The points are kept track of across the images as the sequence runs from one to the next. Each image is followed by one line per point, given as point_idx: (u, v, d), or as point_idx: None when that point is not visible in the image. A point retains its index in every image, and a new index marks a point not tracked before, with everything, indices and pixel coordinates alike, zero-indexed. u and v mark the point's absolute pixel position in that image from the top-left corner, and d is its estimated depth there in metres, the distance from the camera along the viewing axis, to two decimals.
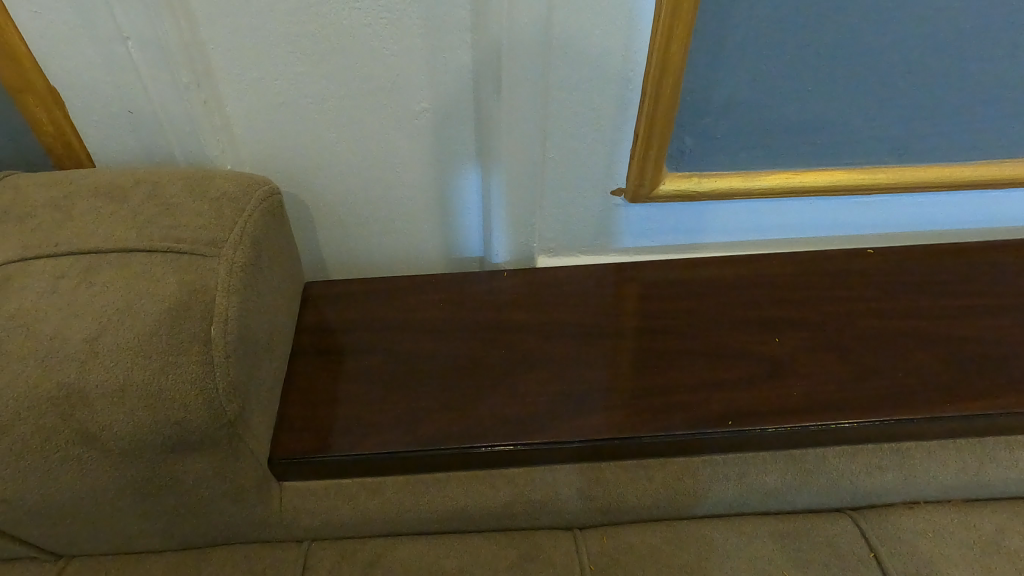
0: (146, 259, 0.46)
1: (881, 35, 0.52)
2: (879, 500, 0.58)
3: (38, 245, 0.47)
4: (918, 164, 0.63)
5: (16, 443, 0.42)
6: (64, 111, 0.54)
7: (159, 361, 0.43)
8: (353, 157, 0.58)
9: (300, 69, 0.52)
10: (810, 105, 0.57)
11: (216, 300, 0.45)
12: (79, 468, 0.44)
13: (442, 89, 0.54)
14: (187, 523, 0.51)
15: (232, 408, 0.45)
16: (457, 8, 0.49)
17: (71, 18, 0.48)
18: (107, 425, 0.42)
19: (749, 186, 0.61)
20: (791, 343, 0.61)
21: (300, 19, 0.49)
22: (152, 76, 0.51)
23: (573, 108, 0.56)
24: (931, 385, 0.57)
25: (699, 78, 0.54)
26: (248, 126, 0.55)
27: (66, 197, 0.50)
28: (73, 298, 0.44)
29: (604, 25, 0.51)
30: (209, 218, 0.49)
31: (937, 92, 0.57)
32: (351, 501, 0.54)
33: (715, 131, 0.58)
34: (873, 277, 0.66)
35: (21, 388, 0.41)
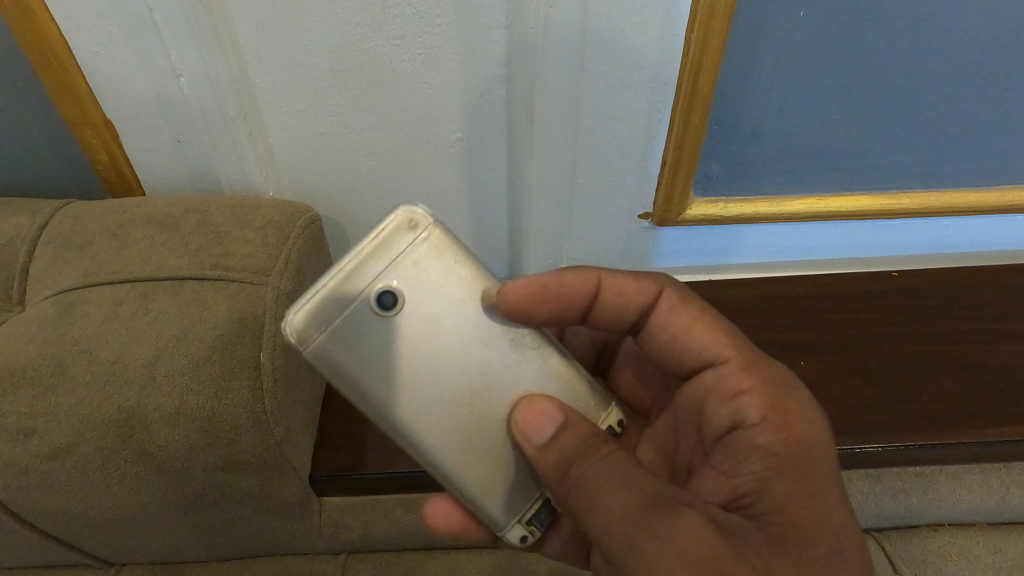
0: (198, 286, 0.49)
1: (907, 68, 0.53)
2: (905, 523, 0.59)
3: (98, 272, 0.50)
4: (943, 189, 0.63)
5: (80, 461, 0.45)
6: (118, 142, 0.57)
7: (213, 386, 0.45)
8: (389, 185, 0.60)
9: (341, 102, 0.54)
10: (835, 134, 0.58)
11: (265, 327, 0.47)
12: (135, 485, 0.47)
13: (476, 119, 0.56)
14: (232, 536, 0.53)
15: (279, 430, 0.47)
16: (493, 43, 0.51)
17: (128, 57, 0.51)
18: (164, 446, 0.45)
19: (774, 212, 0.62)
20: (815, 365, 0.62)
21: (342, 55, 0.51)
22: (202, 108, 0.54)
23: (604, 137, 0.57)
24: (955, 410, 0.58)
25: (727, 108, 0.56)
26: (289, 155, 0.58)
27: (120, 226, 0.52)
28: (130, 325, 0.47)
29: (635, 58, 0.52)
30: (257, 246, 0.51)
31: (963, 120, 0.58)
32: (388, 516, 0.56)
33: (741, 159, 0.60)
34: (900, 300, 0.67)
35: (84, 410, 0.44)
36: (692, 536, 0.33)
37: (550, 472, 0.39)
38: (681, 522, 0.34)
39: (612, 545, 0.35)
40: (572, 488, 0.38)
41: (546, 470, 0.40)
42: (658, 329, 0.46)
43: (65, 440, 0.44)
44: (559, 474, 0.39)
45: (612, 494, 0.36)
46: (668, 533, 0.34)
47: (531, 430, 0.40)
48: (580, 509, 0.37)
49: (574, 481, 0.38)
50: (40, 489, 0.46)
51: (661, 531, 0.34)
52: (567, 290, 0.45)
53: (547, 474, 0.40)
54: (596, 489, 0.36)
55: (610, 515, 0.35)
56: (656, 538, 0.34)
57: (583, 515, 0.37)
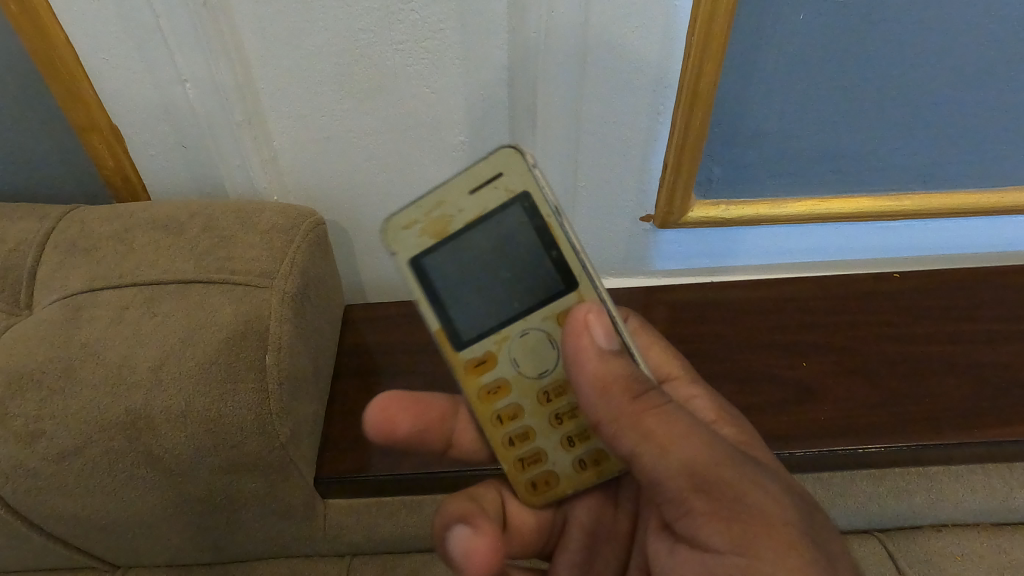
0: (203, 290, 0.49)
1: (907, 70, 0.54)
2: (909, 524, 0.59)
3: (104, 276, 0.50)
4: (944, 190, 0.64)
5: (87, 463, 0.45)
6: (124, 147, 0.57)
7: (219, 388, 0.45)
8: (393, 188, 0.61)
9: (344, 106, 0.54)
10: (835, 135, 0.58)
11: (270, 330, 0.48)
12: (142, 487, 0.47)
13: (478, 123, 0.56)
14: (236, 539, 0.54)
15: (283, 432, 0.48)
16: (495, 48, 0.51)
17: (135, 62, 0.51)
18: (170, 448, 0.45)
19: (775, 214, 0.63)
20: (817, 366, 0.62)
21: (346, 60, 0.51)
22: (208, 113, 0.54)
23: (605, 140, 0.58)
24: (958, 410, 0.58)
25: (727, 111, 0.56)
26: (293, 160, 0.58)
27: (126, 230, 0.53)
28: (137, 328, 0.47)
29: (636, 61, 0.52)
30: (261, 250, 0.52)
31: (963, 121, 0.58)
32: (392, 518, 0.57)
33: (742, 162, 0.60)
34: (902, 301, 0.67)
35: (92, 412, 0.45)
36: (781, 496, 0.36)
37: (595, 385, 0.38)
38: (767, 495, 0.35)
39: (682, 490, 0.36)
40: (646, 408, 0.37)
41: (602, 381, 0.37)
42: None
43: (72, 442, 0.45)
44: (620, 391, 0.37)
45: (699, 441, 0.36)
46: (761, 498, 0.35)
47: (596, 334, 0.38)
48: (643, 439, 0.37)
49: (647, 411, 0.37)
50: (47, 491, 0.47)
51: (755, 492, 0.35)
52: None
53: (595, 382, 0.38)
54: (676, 423, 0.36)
55: (697, 458, 0.35)
56: (756, 489, 0.35)
57: (653, 448, 0.36)
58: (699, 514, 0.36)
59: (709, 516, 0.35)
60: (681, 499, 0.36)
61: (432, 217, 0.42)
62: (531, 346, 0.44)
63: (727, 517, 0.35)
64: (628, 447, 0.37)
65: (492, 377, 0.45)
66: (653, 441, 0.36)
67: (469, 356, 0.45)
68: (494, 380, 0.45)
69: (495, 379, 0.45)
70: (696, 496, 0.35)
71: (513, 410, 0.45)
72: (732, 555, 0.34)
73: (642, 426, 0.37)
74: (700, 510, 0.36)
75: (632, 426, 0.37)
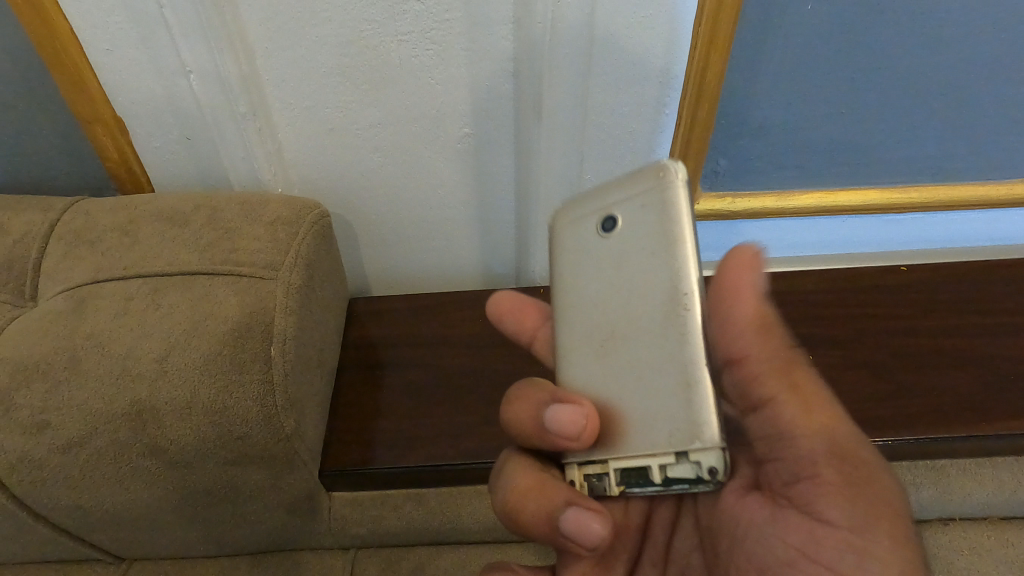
0: (208, 282, 0.49)
1: (916, 61, 0.53)
2: (915, 517, 0.59)
3: (109, 268, 0.50)
4: (952, 182, 0.63)
5: (93, 455, 0.45)
6: (128, 139, 0.57)
7: (224, 380, 0.45)
8: (398, 181, 0.60)
9: (349, 98, 0.54)
10: (843, 127, 0.58)
11: (276, 321, 0.48)
12: (147, 479, 0.47)
13: (483, 114, 0.56)
14: (242, 531, 0.54)
15: (289, 424, 0.47)
16: (501, 39, 0.51)
17: (139, 54, 0.51)
18: (176, 440, 0.45)
19: (782, 206, 0.63)
20: (824, 359, 0.62)
21: (350, 51, 0.51)
22: (211, 105, 0.54)
23: (611, 132, 0.57)
24: (965, 403, 0.58)
25: (734, 103, 0.56)
26: (298, 152, 0.58)
27: (131, 222, 0.53)
28: (142, 320, 0.47)
29: (643, 51, 0.52)
30: (266, 242, 0.51)
31: (972, 113, 0.58)
32: (397, 510, 0.57)
33: (748, 154, 0.60)
34: (908, 294, 0.67)
35: (97, 403, 0.44)
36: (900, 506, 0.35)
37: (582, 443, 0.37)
38: (881, 488, 0.34)
39: (815, 458, 0.34)
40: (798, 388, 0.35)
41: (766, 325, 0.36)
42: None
43: (77, 433, 0.45)
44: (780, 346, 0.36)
45: (834, 426, 0.35)
46: (887, 489, 0.34)
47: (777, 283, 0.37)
48: (792, 391, 0.35)
49: (806, 375, 0.36)
50: (52, 483, 0.46)
51: (876, 478, 0.34)
52: None
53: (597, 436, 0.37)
54: (827, 397, 0.35)
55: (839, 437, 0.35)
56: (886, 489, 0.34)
57: (795, 401, 0.35)
58: (820, 484, 0.34)
59: (830, 486, 0.34)
60: (807, 462, 0.35)
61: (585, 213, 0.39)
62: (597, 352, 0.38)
63: (855, 493, 0.34)
64: (763, 393, 0.35)
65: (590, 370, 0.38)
66: (802, 399, 0.35)
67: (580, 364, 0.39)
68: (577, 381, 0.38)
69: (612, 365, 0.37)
70: (825, 461, 0.34)
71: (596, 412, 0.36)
72: (848, 529, 0.33)
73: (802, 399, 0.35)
74: (826, 482, 0.34)
75: (782, 377, 0.35)
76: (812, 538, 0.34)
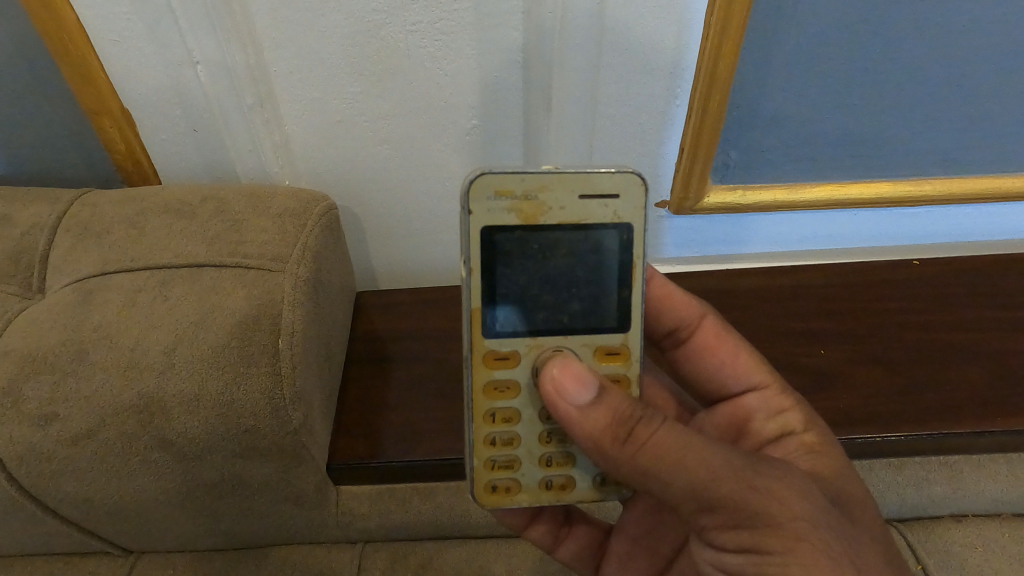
0: (216, 273, 0.49)
1: (931, 51, 0.52)
2: (927, 514, 0.59)
3: (116, 260, 0.50)
4: (966, 175, 0.62)
5: (101, 447, 0.45)
6: (135, 131, 0.57)
7: (232, 372, 0.45)
8: (406, 174, 0.60)
9: (358, 90, 0.54)
10: (857, 119, 0.57)
11: (283, 313, 0.47)
12: (154, 472, 0.47)
13: (491, 106, 0.55)
14: (250, 524, 0.53)
15: (297, 418, 0.47)
16: (509, 29, 0.50)
17: (147, 45, 0.51)
18: (183, 432, 0.45)
19: (794, 199, 0.62)
20: (835, 354, 0.61)
21: (358, 41, 0.51)
22: (218, 96, 0.54)
23: (621, 125, 0.57)
24: (980, 398, 0.57)
25: (746, 94, 0.55)
26: (305, 144, 0.58)
27: (138, 214, 0.52)
28: (149, 312, 0.47)
29: (653, 41, 0.51)
30: (274, 235, 0.51)
31: (988, 104, 0.57)
32: (405, 505, 0.56)
33: (760, 146, 0.59)
34: (921, 289, 0.66)
35: (104, 395, 0.44)
36: (795, 499, 0.37)
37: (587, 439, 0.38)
38: (773, 512, 0.36)
39: (696, 509, 0.37)
40: (636, 449, 0.36)
41: (589, 440, 0.38)
42: (702, 348, 0.50)
43: (85, 426, 0.44)
44: (610, 444, 0.37)
45: (699, 463, 0.36)
46: (774, 504, 0.36)
47: (571, 395, 0.38)
48: (646, 478, 0.37)
49: (640, 452, 0.36)
50: (61, 475, 0.46)
51: (758, 501, 0.36)
52: (666, 300, 0.51)
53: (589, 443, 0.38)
54: (679, 461, 0.36)
55: (699, 483, 0.36)
56: (773, 498, 0.36)
57: (656, 483, 0.36)
58: (712, 530, 0.38)
59: (719, 530, 0.37)
60: (693, 517, 0.38)
61: (528, 199, 0.40)
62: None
63: (738, 526, 0.36)
64: (630, 473, 0.37)
65: (509, 379, 0.43)
66: (656, 469, 0.36)
67: (493, 347, 0.42)
68: (500, 385, 0.43)
69: (506, 379, 0.43)
70: (705, 514, 0.37)
71: (510, 412, 0.43)
72: (742, 553, 0.37)
73: (642, 468, 0.36)
74: (712, 524, 0.37)
75: (633, 471, 0.37)
76: (721, 557, 0.39)
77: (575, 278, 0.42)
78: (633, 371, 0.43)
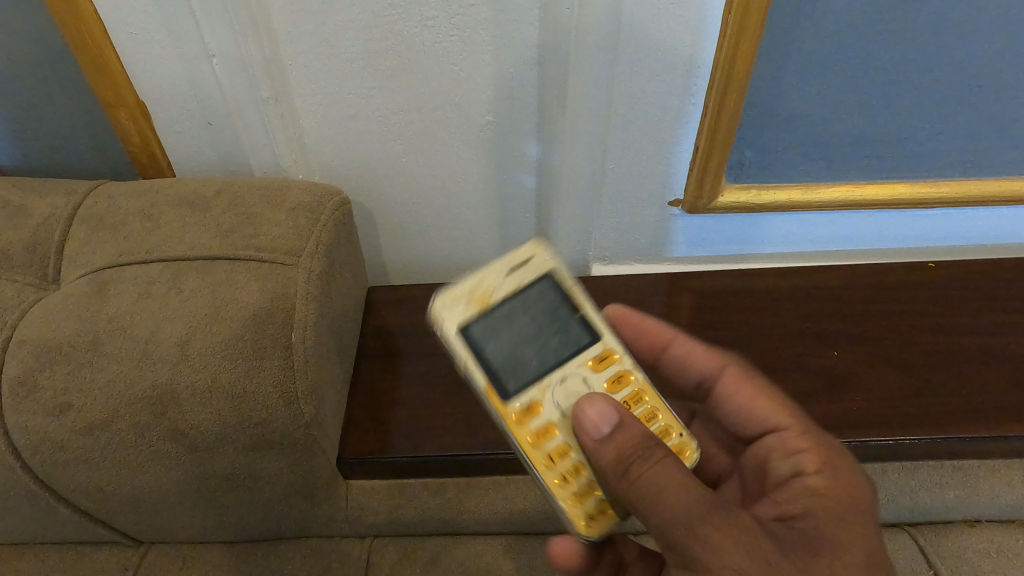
0: (230, 267, 0.49)
1: (953, 51, 0.52)
2: (939, 519, 0.58)
3: (130, 251, 0.50)
4: (984, 177, 0.62)
5: (114, 437, 0.45)
6: (151, 125, 0.58)
7: (246, 365, 0.45)
8: (417, 170, 0.60)
9: (372, 84, 0.54)
10: (875, 119, 0.57)
11: (297, 307, 0.47)
12: (165, 463, 0.47)
13: (505, 102, 0.55)
14: (258, 517, 0.54)
15: (308, 411, 0.47)
16: (526, 25, 0.50)
17: (164, 38, 0.51)
18: (196, 424, 0.45)
19: (808, 199, 0.61)
20: (848, 356, 0.60)
21: (375, 37, 0.51)
22: (232, 90, 0.54)
23: (636, 122, 0.56)
24: (995, 403, 0.57)
25: (762, 93, 0.54)
26: (319, 138, 0.58)
27: (152, 206, 0.53)
28: (163, 304, 0.47)
29: (670, 37, 0.51)
30: (288, 228, 0.51)
31: (1009, 105, 0.56)
32: (414, 500, 0.56)
33: (775, 145, 0.59)
34: (936, 293, 0.65)
35: (118, 385, 0.45)
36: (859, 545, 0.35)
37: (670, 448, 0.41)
38: (798, 551, 0.35)
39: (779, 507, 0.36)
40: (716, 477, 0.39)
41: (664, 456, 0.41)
42: (725, 399, 0.46)
43: (98, 416, 0.45)
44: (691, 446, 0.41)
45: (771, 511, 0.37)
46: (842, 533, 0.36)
47: (692, 347, 0.48)
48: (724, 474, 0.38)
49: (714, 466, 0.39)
50: (74, 465, 0.47)
51: (717, 545, 0.34)
52: (688, 356, 0.48)
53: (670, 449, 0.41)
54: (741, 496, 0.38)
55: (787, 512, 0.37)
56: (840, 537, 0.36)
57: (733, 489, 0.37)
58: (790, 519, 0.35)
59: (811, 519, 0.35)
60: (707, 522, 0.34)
61: (473, 288, 0.43)
62: (568, 391, 0.42)
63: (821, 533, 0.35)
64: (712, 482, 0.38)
65: (542, 422, 0.41)
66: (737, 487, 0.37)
67: (515, 404, 0.41)
68: (541, 428, 0.41)
69: (542, 423, 0.41)
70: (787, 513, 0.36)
71: (565, 447, 0.40)
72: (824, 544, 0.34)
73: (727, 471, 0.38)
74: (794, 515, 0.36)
75: None
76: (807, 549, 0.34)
77: (540, 325, 0.43)
78: (628, 362, 0.43)
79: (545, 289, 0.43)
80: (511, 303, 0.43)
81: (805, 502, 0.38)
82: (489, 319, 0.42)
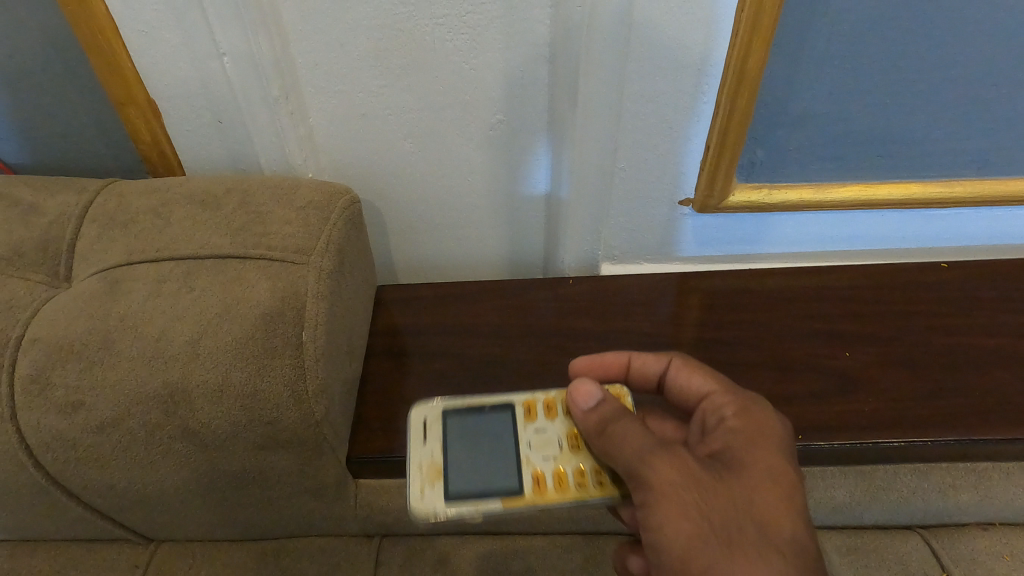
0: (241, 265, 0.49)
1: (970, 48, 0.51)
2: (951, 521, 0.58)
3: (141, 250, 0.50)
4: (999, 177, 0.61)
5: (126, 435, 0.45)
6: (161, 123, 0.58)
7: (256, 363, 0.45)
8: (427, 169, 0.60)
9: (382, 83, 0.53)
10: (889, 118, 0.56)
11: (307, 306, 0.47)
12: (176, 461, 0.47)
13: (516, 100, 0.55)
14: (268, 515, 0.54)
15: (319, 411, 0.47)
16: (537, 23, 0.50)
17: (174, 36, 0.51)
18: (207, 423, 0.45)
19: (820, 198, 0.61)
20: (861, 356, 0.60)
21: (385, 35, 0.50)
22: (242, 88, 0.53)
23: (647, 120, 0.56)
24: (1011, 404, 0.56)
25: (775, 91, 0.54)
26: (329, 136, 0.57)
27: (163, 205, 0.53)
28: (175, 302, 0.47)
29: (683, 36, 0.50)
30: (298, 227, 0.51)
31: None
32: None
33: (787, 144, 0.58)
34: (950, 293, 0.65)
35: (130, 384, 0.45)
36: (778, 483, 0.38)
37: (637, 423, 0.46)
38: (723, 480, 0.38)
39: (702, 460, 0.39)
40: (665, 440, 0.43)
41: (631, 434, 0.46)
42: (676, 385, 0.48)
43: (110, 414, 0.45)
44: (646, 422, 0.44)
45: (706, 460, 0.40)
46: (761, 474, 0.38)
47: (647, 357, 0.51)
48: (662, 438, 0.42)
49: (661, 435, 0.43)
50: (85, 463, 0.47)
51: (657, 468, 0.38)
52: (642, 360, 0.51)
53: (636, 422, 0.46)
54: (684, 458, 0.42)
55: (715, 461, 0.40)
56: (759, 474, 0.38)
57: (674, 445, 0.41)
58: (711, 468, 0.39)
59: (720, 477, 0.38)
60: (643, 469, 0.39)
61: (421, 468, 0.45)
62: (542, 440, 0.47)
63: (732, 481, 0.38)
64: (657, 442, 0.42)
65: (550, 474, 0.45)
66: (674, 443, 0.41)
67: (530, 494, 0.44)
68: (556, 481, 0.45)
69: (550, 477, 0.45)
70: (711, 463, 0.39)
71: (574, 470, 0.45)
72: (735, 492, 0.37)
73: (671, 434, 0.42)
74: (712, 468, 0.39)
75: None
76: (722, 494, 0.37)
77: (494, 445, 0.47)
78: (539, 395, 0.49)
79: (503, 417, 0.49)
80: (455, 440, 0.47)
81: (725, 439, 0.41)
82: (462, 471, 0.46)
